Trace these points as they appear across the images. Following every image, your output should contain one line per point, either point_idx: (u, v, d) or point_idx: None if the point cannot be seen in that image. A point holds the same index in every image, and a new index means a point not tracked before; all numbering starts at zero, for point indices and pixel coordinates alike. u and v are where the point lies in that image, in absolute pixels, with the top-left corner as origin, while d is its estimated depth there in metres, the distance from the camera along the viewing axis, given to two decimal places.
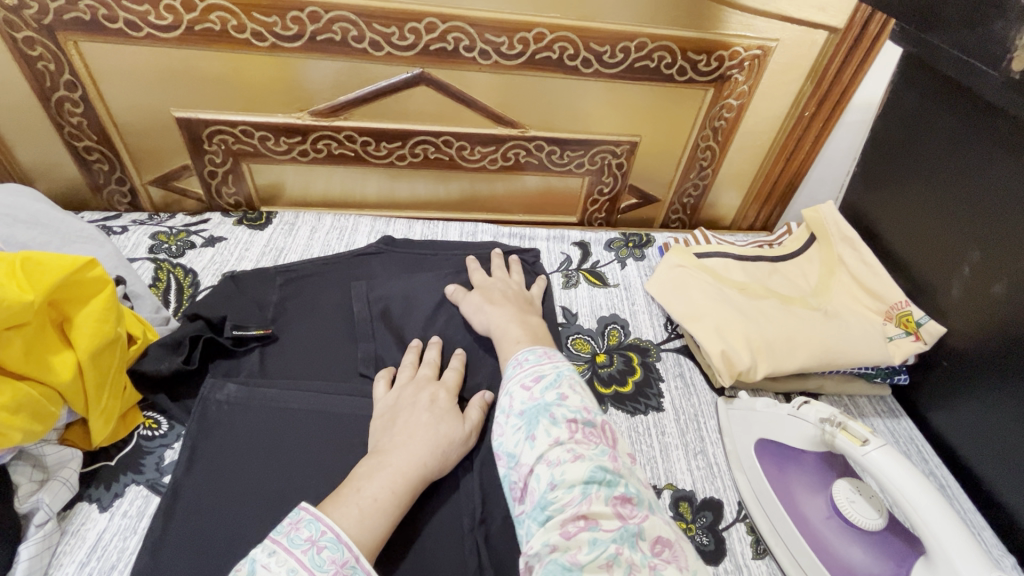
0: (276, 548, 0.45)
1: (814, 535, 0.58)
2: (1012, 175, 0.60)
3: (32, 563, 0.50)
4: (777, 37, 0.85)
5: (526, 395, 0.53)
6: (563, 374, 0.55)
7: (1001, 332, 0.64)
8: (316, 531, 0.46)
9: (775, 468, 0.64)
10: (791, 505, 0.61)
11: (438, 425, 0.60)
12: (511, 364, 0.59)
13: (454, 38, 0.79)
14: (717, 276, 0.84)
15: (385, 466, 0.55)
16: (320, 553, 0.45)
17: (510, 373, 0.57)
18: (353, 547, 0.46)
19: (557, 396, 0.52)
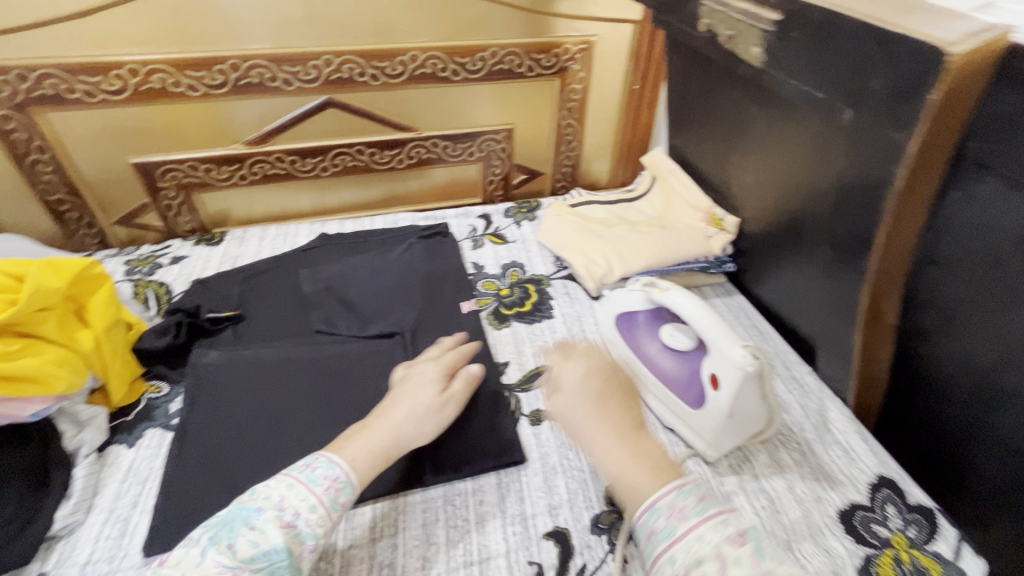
0: (278, 474, 0.59)
1: (651, 365, 0.80)
2: (731, 100, 0.84)
3: (86, 481, 0.67)
4: (595, 33, 1.12)
5: (743, 555, 0.48)
6: (760, 531, 0.51)
7: (763, 209, 0.89)
8: (314, 460, 0.61)
9: (629, 327, 0.86)
10: (638, 349, 0.83)
11: (413, 396, 0.69)
12: (687, 496, 0.53)
13: (348, 68, 1.02)
14: (585, 217, 1.10)
15: (365, 431, 0.65)
16: (314, 471, 0.59)
17: (699, 513, 0.52)
18: (343, 466, 0.60)
19: (778, 563, 0.48)
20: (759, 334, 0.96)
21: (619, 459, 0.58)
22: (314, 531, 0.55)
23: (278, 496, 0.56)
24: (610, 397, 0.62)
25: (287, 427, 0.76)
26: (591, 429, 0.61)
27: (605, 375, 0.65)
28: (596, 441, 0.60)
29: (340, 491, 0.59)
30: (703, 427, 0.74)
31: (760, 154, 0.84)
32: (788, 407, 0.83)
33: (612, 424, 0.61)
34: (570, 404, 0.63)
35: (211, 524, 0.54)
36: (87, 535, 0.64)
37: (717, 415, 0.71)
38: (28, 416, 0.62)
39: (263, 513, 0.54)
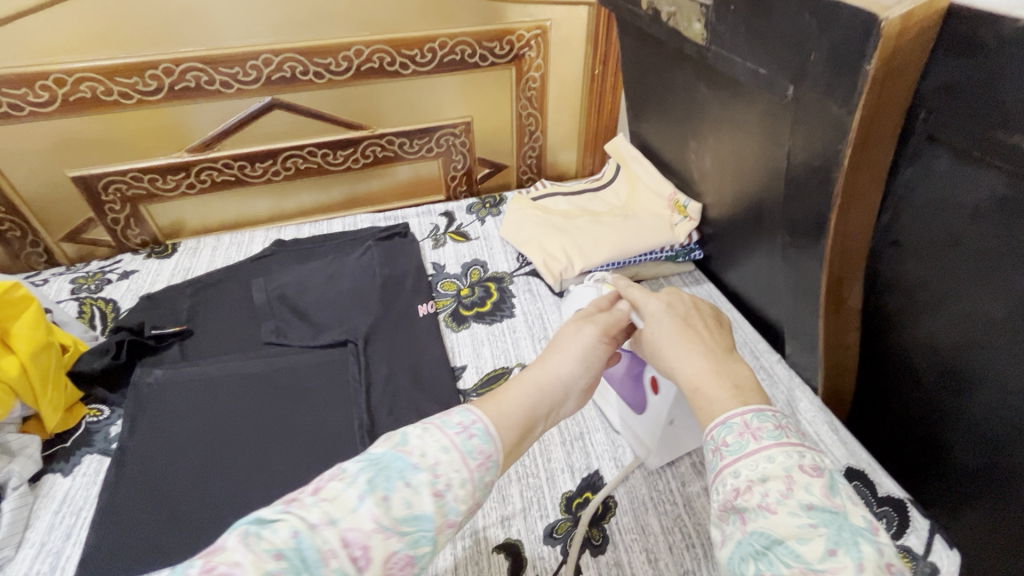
0: (431, 427, 0.46)
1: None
2: (683, 82, 0.79)
3: (15, 513, 0.65)
4: (549, 17, 1.08)
5: (813, 482, 0.42)
6: (838, 471, 0.44)
7: (724, 194, 0.86)
8: (467, 419, 0.47)
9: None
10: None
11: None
12: (766, 417, 0.47)
13: (289, 67, 0.98)
14: (546, 210, 1.05)
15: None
16: (470, 439, 0.46)
17: (774, 435, 0.45)
18: (497, 442, 0.47)
19: (852, 503, 0.42)
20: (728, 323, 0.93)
21: (703, 371, 0.53)
22: (458, 506, 0.43)
23: (433, 459, 0.43)
24: (697, 320, 0.59)
25: (231, 446, 0.73)
26: (682, 345, 0.56)
27: (695, 304, 0.62)
28: (681, 359, 0.55)
29: (489, 470, 0.46)
30: (646, 435, 0.68)
31: (715, 136, 0.79)
32: None
33: (702, 343, 0.56)
34: (659, 325, 0.59)
35: (375, 462, 0.43)
36: (15, 573, 0.61)
37: (657, 423, 0.65)
38: None
39: (411, 471, 0.42)
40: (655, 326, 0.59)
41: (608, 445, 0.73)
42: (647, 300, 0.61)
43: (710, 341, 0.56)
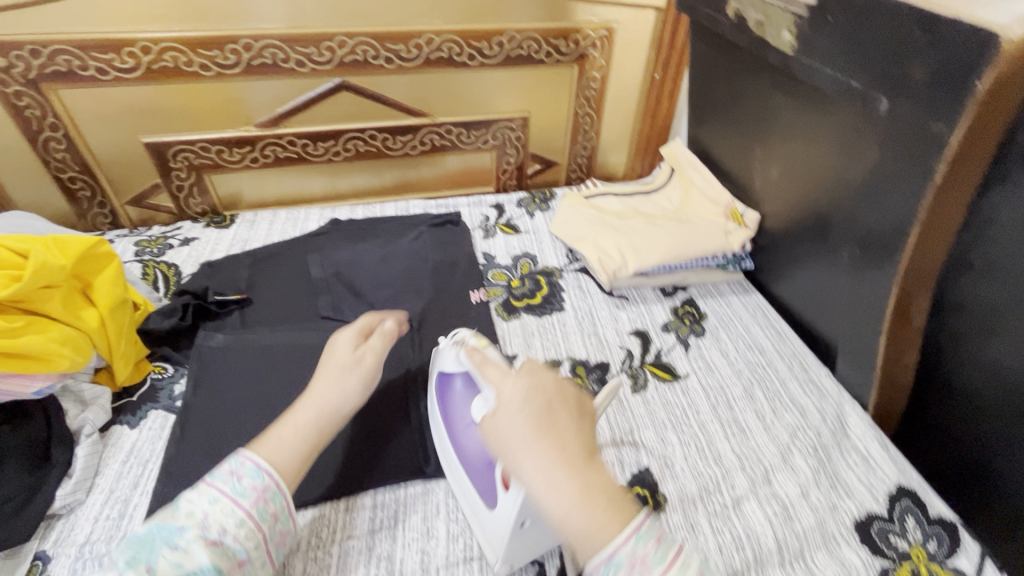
0: (201, 485, 0.53)
1: (456, 446, 0.63)
2: (757, 91, 0.80)
3: (87, 460, 0.67)
4: (616, 19, 1.09)
5: None
6: (703, 562, 0.46)
7: (787, 204, 0.86)
8: (236, 464, 0.55)
9: (444, 389, 0.67)
10: (448, 424, 0.65)
11: (331, 367, 0.66)
12: (646, 539, 0.45)
13: (362, 50, 1.00)
14: (600, 209, 1.07)
15: (292, 413, 0.61)
16: (240, 482, 0.54)
17: (660, 559, 0.44)
18: (273, 474, 0.55)
19: None
20: (778, 334, 0.92)
21: (560, 496, 0.46)
22: (243, 545, 0.51)
23: (200, 514, 0.51)
24: (559, 413, 0.50)
25: (290, 412, 0.75)
26: (536, 455, 0.47)
27: (553, 391, 0.52)
28: (528, 472, 0.47)
29: (271, 500, 0.54)
30: (495, 536, 0.58)
31: (786, 146, 0.80)
32: (805, 410, 0.79)
33: (560, 447, 0.48)
34: (512, 421, 0.50)
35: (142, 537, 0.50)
36: (87, 515, 0.63)
37: (506, 527, 0.55)
38: (30, 393, 0.62)
39: (180, 532, 0.49)
40: (507, 423, 0.50)
41: (657, 443, 0.74)
42: (510, 385, 0.53)
43: (576, 446, 0.48)
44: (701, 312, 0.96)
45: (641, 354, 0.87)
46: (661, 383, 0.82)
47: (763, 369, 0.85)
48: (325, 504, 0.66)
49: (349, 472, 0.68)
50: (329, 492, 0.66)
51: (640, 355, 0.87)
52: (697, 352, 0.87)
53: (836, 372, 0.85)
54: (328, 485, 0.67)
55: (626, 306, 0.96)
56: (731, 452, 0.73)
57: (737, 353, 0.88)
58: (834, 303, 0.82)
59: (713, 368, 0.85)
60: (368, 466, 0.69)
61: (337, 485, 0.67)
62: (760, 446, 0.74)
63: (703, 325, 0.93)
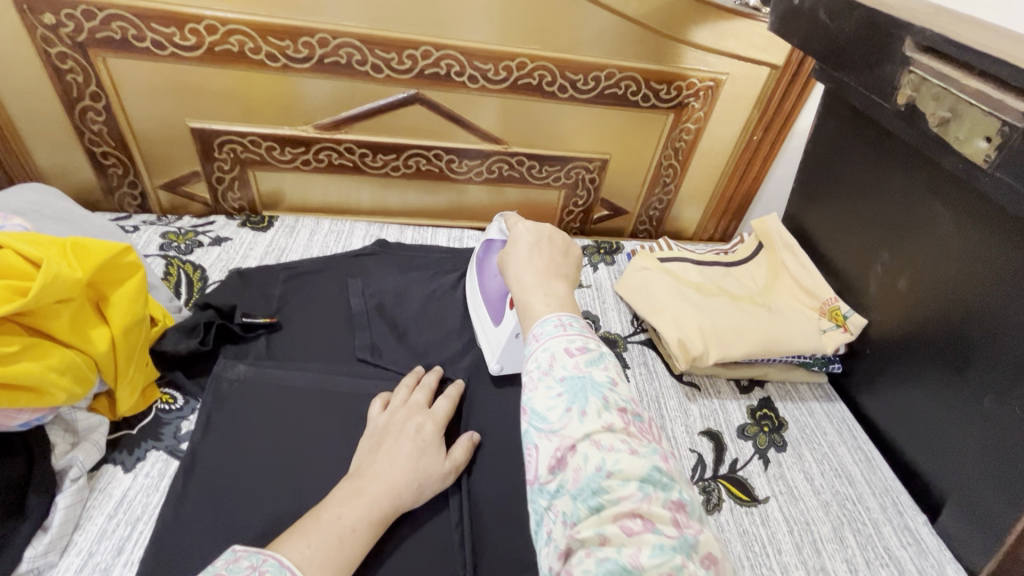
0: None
1: (483, 286, 0.82)
2: (910, 189, 0.72)
3: (68, 512, 0.56)
4: (727, 71, 0.98)
5: (570, 360, 0.44)
6: (610, 354, 0.46)
7: (910, 319, 0.74)
8: (257, 560, 0.47)
9: (486, 249, 0.84)
10: (480, 274, 0.84)
11: (418, 458, 0.61)
12: (549, 322, 0.48)
13: (446, 64, 0.90)
14: (678, 277, 0.94)
15: (363, 493, 0.57)
16: (260, 575, 0.45)
17: (551, 333, 0.47)
18: (295, 568, 0.48)
19: (609, 371, 0.44)
20: (867, 460, 0.80)
21: (523, 284, 0.55)
22: None
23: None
24: (546, 246, 0.61)
25: (309, 480, 0.63)
26: (522, 263, 0.57)
27: (548, 234, 0.63)
28: (512, 275, 0.57)
29: None
30: (495, 341, 0.77)
31: (933, 258, 0.70)
32: (903, 569, 0.67)
33: (537, 264, 0.57)
34: (511, 248, 0.61)
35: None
36: None
37: (506, 334, 0.75)
38: (14, 426, 0.52)
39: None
40: (507, 248, 0.61)
41: None
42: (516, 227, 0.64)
43: (546, 264, 0.57)
44: (780, 418, 0.84)
45: (714, 464, 0.76)
46: (738, 505, 0.71)
47: (853, 505, 0.74)
48: None
49: (373, 575, 0.57)
50: None
51: (713, 464, 0.76)
52: (778, 471, 0.76)
53: (937, 523, 0.73)
54: None
55: (697, 397, 0.85)
56: None
57: (823, 479, 0.76)
58: (954, 448, 0.70)
59: (797, 496, 0.73)
60: (394, 569, 0.57)
61: None
62: None
63: (784, 435, 0.81)
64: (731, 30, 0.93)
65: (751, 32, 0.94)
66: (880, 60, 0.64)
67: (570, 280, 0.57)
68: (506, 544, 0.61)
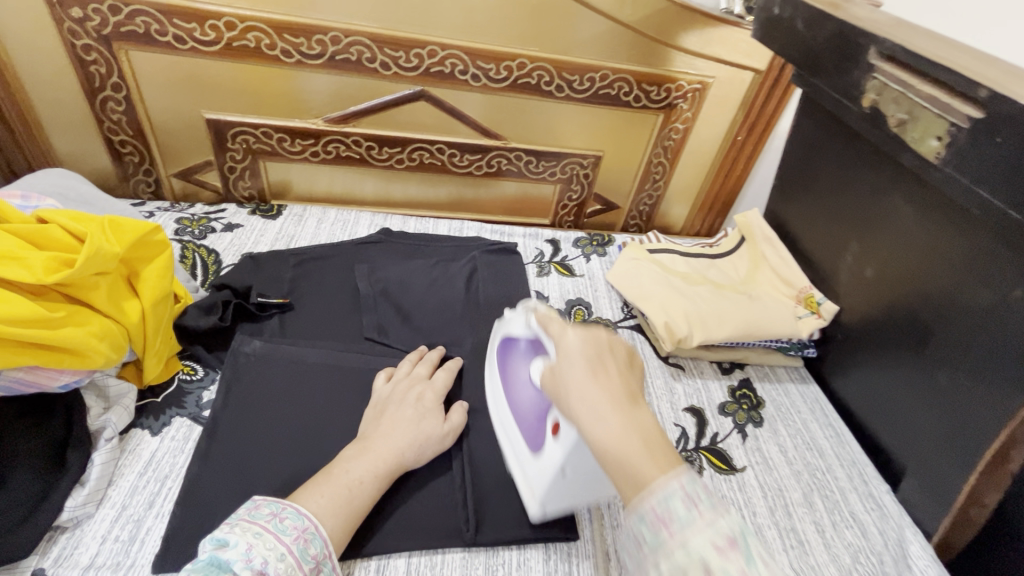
0: (240, 522, 0.52)
1: (510, 399, 0.69)
2: (877, 183, 0.79)
3: (103, 469, 0.60)
4: (713, 74, 1.04)
5: (728, 563, 0.38)
6: (751, 535, 0.41)
7: (876, 304, 0.81)
8: (277, 508, 0.54)
9: (506, 351, 0.71)
10: (506, 376, 0.71)
11: (419, 422, 0.67)
12: (674, 497, 0.41)
13: (450, 63, 0.95)
14: (665, 267, 1.00)
15: (368, 451, 0.62)
16: (282, 521, 0.53)
17: (687, 522, 0.40)
18: (313, 517, 0.55)
19: (765, 567, 0.39)
20: (837, 435, 0.87)
21: (608, 434, 0.46)
22: None
23: (244, 545, 0.49)
24: (610, 361, 0.52)
25: (323, 444, 0.68)
26: (585, 390, 0.49)
27: (608, 343, 0.53)
28: (577, 403, 0.49)
29: (310, 541, 0.53)
30: (537, 481, 0.63)
31: (895, 248, 0.77)
32: (866, 530, 0.74)
33: (609, 387, 0.49)
34: (567, 367, 0.51)
35: (194, 567, 0.48)
36: (94, 533, 0.57)
37: (549, 469, 0.60)
38: (56, 386, 0.57)
39: (229, 562, 0.48)
40: (559, 362, 0.53)
41: None
42: (565, 334, 0.54)
43: (621, 390, 0.49)
44: (758, 397, 0.90)
45: (696, 437, 0.82)
46: (717, 473, 0.77)
47: (822, 474, 0.80)
48: (355, 562, 0.60)
49: (384, 527, 0.62)
50: (360, 548, 0.60)
51: (695, 437, 0.82)
52: (755, 444, 0.82)
53: (898, 490, 0.80)
54: (359, 538, 0.61)
55: (682, 378, 0.91)
56: (790, 567, 0.68)
57: (796, 452, 0.83)
58: (914, 421, 0.76)
59: (772, 466, 0.80)
60: (403, 523, 0.63)
61: (369, 540, 0.61)
62: (820, 565, 0.69)
63: (761, 413, 0.88)
64: (717, 36, 1.00)
65: (736, 39, 1.00)
66: (849, 67, 0.71)
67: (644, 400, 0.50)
68: (506, 503, 0.67)
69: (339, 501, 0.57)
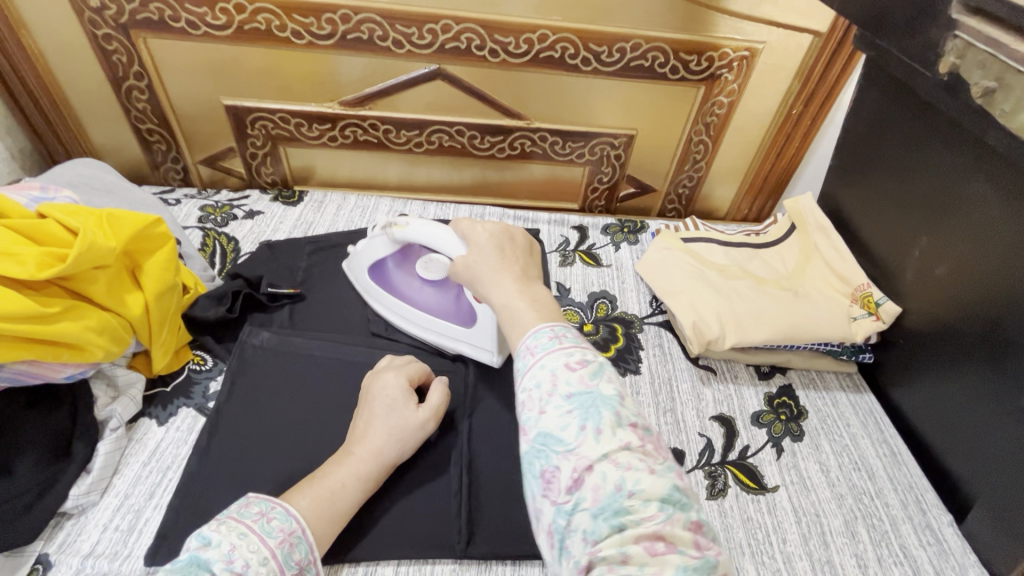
0: (227, 520, 0.48)
1: (413, 302, 0.78)
2: (955, 166, 0.66)
3: (107, 458, 0.62)
4: (764, 39, 0.92)
5: (574, 375, 0.44)
6: (607, 364, 0.47)
7: (948, 308, 0.69)
8: (266, 507, 0.51)
9: (381, 275, 0.80)
10: (395, 292, 0.79)
11: (389, 415, 0.63)
12: (544, 334, 0.48)
13: (466, 38, 0.89)
14: (699, 258, 0.90)
15: (359, 453, 0.59)
16: (269, 522, 0.49)
17: (548, 347, 0.47)
18: (301, 519, 0.52)
19: (609, 383, 0.45)
20: (892, 454, 0.76)
21: (503, 294, 0.54)
22: None
23: (227, 545, 0.45)
24: (511, 249, 0.59)
25: (320, 441, 0.67)
26: (494, 273, 0.56)
27: (510, 232, 0.61)
28: (486, 284, 0.56)
29: (295, 546, 0.50)
30: (482, 339, 0.74)
31: (975, 243, 0.65)
32: (918, 568, 0.65)
33: (511, 270, 0.56)
34: (477, 255, 0.58)
35: (173, 567, 0.43)
36: (97, 521, 0.59)
37: (486, 322, 0.72)
38: (60, 377, 0.59)
39: (209, 562, 0.43)
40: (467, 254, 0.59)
41: None
42: (471, 227, 0.61)
43: (517, 270, 0.56)
44: (800, 407, 0.81)
45: (724, 449, 0.74)
46: (744, 492, 0.70)
47: (869, 500, 0.71)
48: (343, 566, 0.58)
49: (373, 531, 0.60)
50: (347, 552, 0.58)
51: (723, 450, 0.74)
52: (791, 461, 0.74)
53: (962, 524, 0.69)
54: (348, 542, 0.59)
55: (712, 382, 0.83)
56: None
57: (840, 472, 0.73)
58: (987, 447, 0.65)
59: (809, 487, 0.71)
60: (392, 529, 0.60)
61: (356, 544, 0.59)
62: None
63: (802, 425, 0.78)
64: None
65: None
66: (923, 24, 0.58)
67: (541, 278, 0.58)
68: (503, 514, 0.63)
69: (325, 502, 0.55)
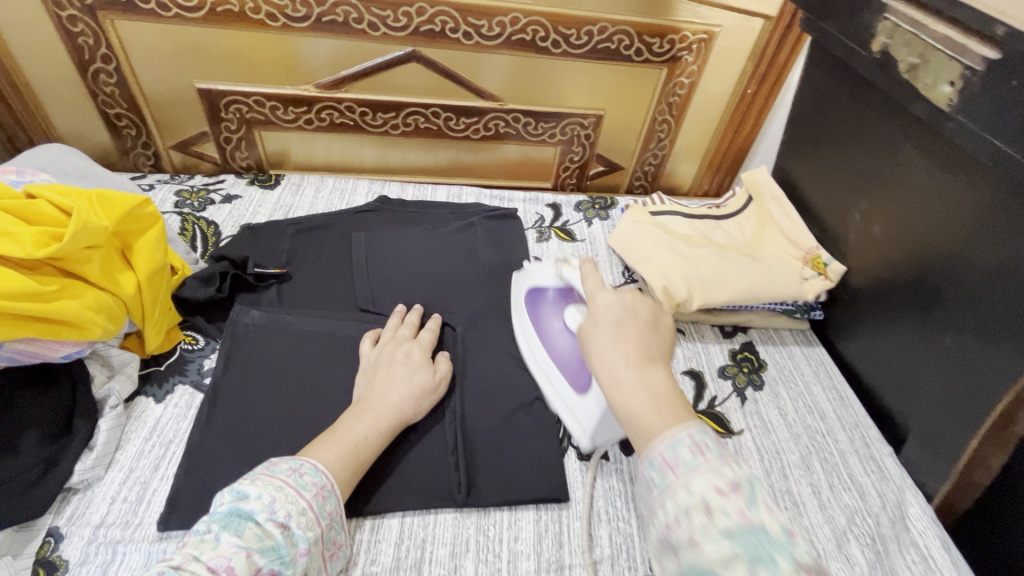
0: (259, 476, 0.52)
1: (547, 346, 0.76)
2: (889, 137, 0.75)
3: (110, 434, 0.63)
4: (720, 23, 0.98)
5: (730, 506, 0.40)
6: (759, 482, 0.42)
7: (885, 264, 0.78)
8: (296, 464, 0.54)
9: (535, 311, 0.79)
10: (538, 326, 0.78)
11: (411, 376, 0.68)
12: (682, 445, 0.44)
13: (441, 21, 0.92)
14: (667, 229, 0.97)
15: (370, 411, 0.63)
16: (302, 476, 0.53)
17: (691, 465, 0.43)
18: (329, 475, 0.55)
19: (769, 513, 0.40)
20: (839, 398, 0.85)
21: (616, 378, 0.51)
22: (305, 534, 0.50)
23: (268, 498, 0.49)
24: (630, 324, 0.55)
25: (319, 411, 0.69)
26: (608, 346, 0.54)
27: (634, 304, 0.58)
28: (598, 362, 0.53)
29: (327, 499, 0.54)
30: (586, 415, 0.70)
31: (908, 204, 0.73)
32: (864, 492, 0.73)
33: (627, 350, 0.53)
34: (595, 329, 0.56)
35: (217, 516, 0.48)
36: (104, 494, 0.60)
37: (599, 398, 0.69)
38: (57, 356, 0.59)
39: (251, 512, 0.48)
40: (593, 319, 0.57)
41: None
42: (602, 295, 0.58)
43: (643, 352, 0.53)
44: (760, 360, 0.89)
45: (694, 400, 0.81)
46: None
47: (822, 437, 0.79)
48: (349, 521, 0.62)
49: (378, 488, 0.64)
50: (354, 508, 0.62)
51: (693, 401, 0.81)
52: (754, 407, 0.82)
53: (900, 453, 0.79)
54: (354, 499, 0.63)
55: (682, 342, 0.90)
56: None
57: (796, 415, 0.82)
58: (918, 384, 0.75)
59: (770, 429, 0.79)
60: (396, 486, 0.64)
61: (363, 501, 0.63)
62: (815, 526, 0.69)
63: (762, 376, 0.86)
64: None
65: None
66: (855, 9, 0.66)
67: (663, 359, 0.54)
68: (499, 468, 0.68)
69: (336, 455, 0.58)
